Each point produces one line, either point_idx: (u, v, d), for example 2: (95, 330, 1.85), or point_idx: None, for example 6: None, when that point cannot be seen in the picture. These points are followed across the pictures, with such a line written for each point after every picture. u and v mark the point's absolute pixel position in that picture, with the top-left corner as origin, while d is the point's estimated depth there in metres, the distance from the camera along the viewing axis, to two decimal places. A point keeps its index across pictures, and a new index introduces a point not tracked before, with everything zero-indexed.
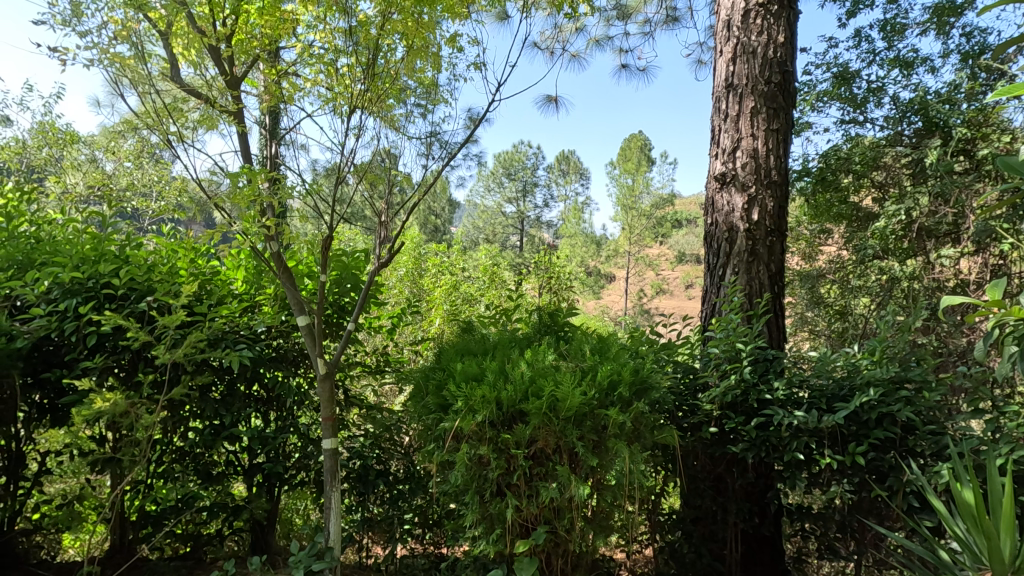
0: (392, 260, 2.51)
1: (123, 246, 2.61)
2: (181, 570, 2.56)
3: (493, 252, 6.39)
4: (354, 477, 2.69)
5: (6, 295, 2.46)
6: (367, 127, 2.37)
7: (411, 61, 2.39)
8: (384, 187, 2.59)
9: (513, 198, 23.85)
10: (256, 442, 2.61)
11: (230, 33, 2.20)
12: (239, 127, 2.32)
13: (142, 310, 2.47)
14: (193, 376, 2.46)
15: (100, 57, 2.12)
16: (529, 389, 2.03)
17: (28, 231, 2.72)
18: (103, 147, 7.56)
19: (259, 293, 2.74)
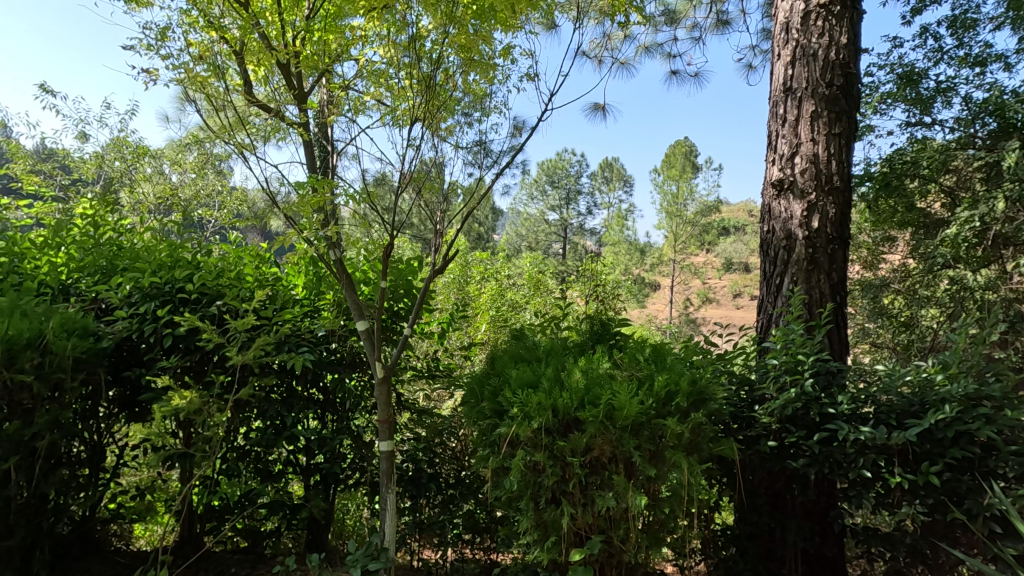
0: (447, 267, 2.57)
1: (195, 253, 2.80)
2: (243, 565, 2.67)
3: (538, 259, 6.42)
4: (407, 479, 2.74)
5: (93, 299, 2.66)
6: (423, 138, 2.43)
7: (467, 72, 2.44)
8: (437, 197, 2.65)
9: (556, 206, 23.85)
10: (315, 443, 2.71)
11: (297, 50, 2.30)
12: (305, 139, 2.44)
13: (213, 313, 2.62)
14: (259, 377, 2.58)
15: (180, 78, 2.27)
16: (585, 397, 2.03)
17: (113, 238, 2.94)
18: (170, 157, 8.02)
19: (319, 298, 2.85)
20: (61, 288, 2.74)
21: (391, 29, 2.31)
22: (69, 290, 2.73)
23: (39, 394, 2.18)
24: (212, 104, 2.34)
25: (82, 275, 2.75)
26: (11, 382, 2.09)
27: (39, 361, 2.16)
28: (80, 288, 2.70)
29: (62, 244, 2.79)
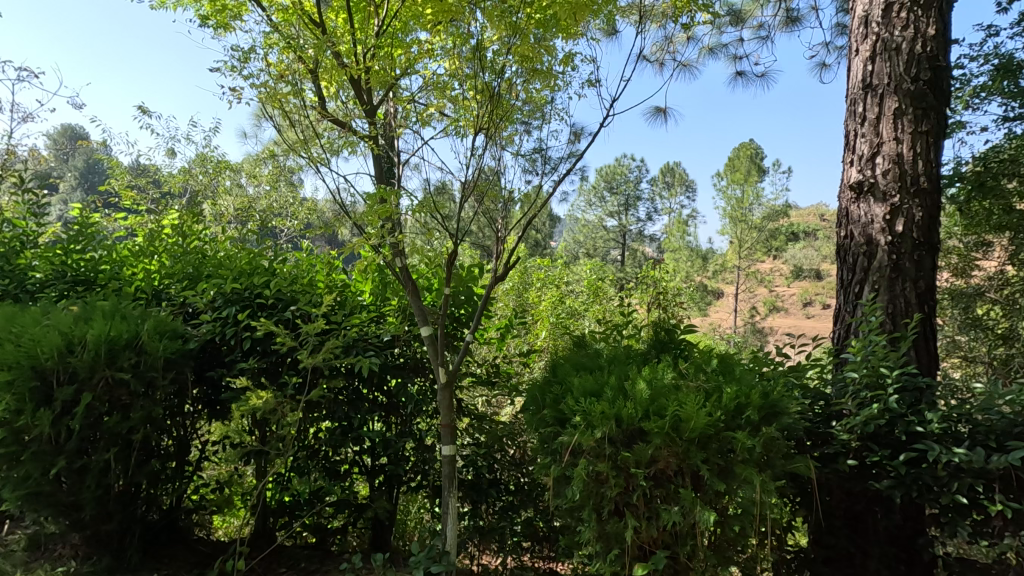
0: (508, 274, 2.59)
1: (271, 261, 2.97)
2: (312, 559, 2.79)
3: (597, 266, 6.35)
4: (467, 484, 2.78)
5: (181, 303, 2.87)
6: (485, 147, 2.47)
7: (529, 81, 2.46)
8: (499, 205, 2.68)
9: (614, 212, 23.56)
10: (380, 445, 2.78)
11: (366, 66, 2.40)
12: (374, 151, 2.53)
13: (287, 318, 2.76)
14: (329, 379, 2.69)
15: (260, 97, 2.42)
16: (649, 408, 1.99)
17: (198, 247, 3.16)
18: (246, 170, 8.50)
19: (385, 304, 2.94)
20: (154, 293, 2.97)
21: (455, 42, 2.36)
22: (160, 296, 2.96)
23: (134, 391, 2.38)
24: (288, 120, 2.48)
25: (171, 281, 2.97)
26: (111, 379, 2.32)
27: (135, 360, 2.37)
28: (170, 293, 2.92)
29: (155, 253, 3.03)
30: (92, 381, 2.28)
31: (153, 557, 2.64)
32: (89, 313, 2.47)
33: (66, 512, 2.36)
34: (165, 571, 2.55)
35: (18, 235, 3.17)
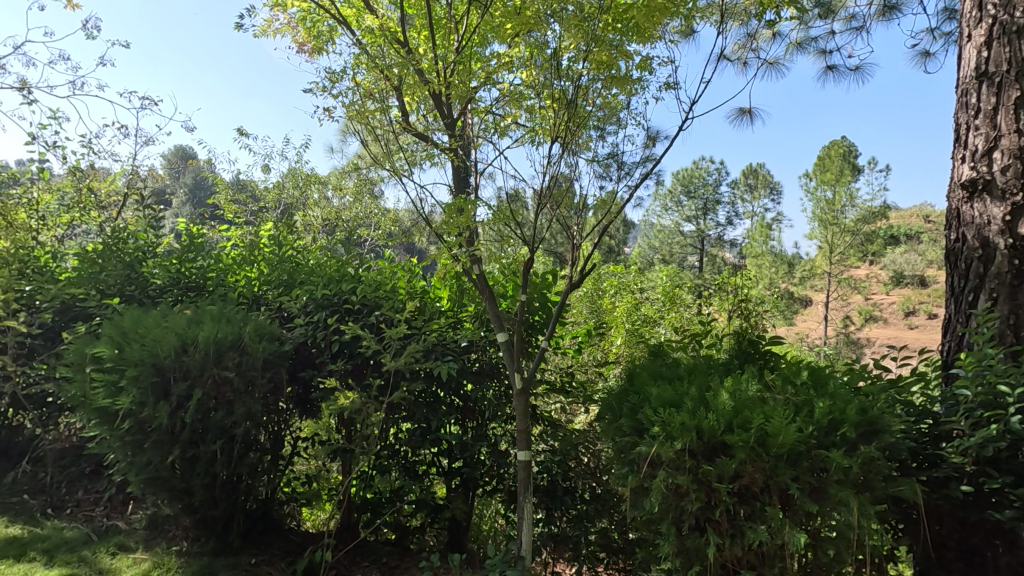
0: (583, 281, 2.58)
1: (358, 269, 3.14)
2: (393, 556, 2.91)
3: (674, 273, 6.17)
4: (543, 491, 2.78)
5: (278, 308, 3.10)
6: (560, 155, 2.49)
7: (606, 87, 2.45)
8: (574, 212, 2.68)
9: (691, 217, 22.81)
10: (457, 447, 2.86)
11: (447, 81, 2.50)
12: (453, 161, 2.62)
13: (372, 322, 2.90)
14: (410, 382, 2.80)
15: (349, 114, 2.58)
16: (733, 420, 1.91)
17: (293, 255, 3.40)
18: (332, 183, 9.02)
19: (462, 310, 3.02)
20: (254, 299, 3.23)
21: (531, 52, 2.41)
22: (259, 301, 3.21)
23: (237, 389, 2.60)
24: (374, 135, 2.62)
25: (269, 288, 3.22)
26: (218, 377, 2.56)
27: (238, 360, 2.59)
28: (268, 298, 3.16)
29: (255, 262, 3.31)
30: (202, 377, 2.54)
31: (252, 544, 2.85)
32: (200, 316, 2.73)
33: (180, 497, 2.60)
34: (262, 558, 2.75)
35: (141, 246, 3.54)
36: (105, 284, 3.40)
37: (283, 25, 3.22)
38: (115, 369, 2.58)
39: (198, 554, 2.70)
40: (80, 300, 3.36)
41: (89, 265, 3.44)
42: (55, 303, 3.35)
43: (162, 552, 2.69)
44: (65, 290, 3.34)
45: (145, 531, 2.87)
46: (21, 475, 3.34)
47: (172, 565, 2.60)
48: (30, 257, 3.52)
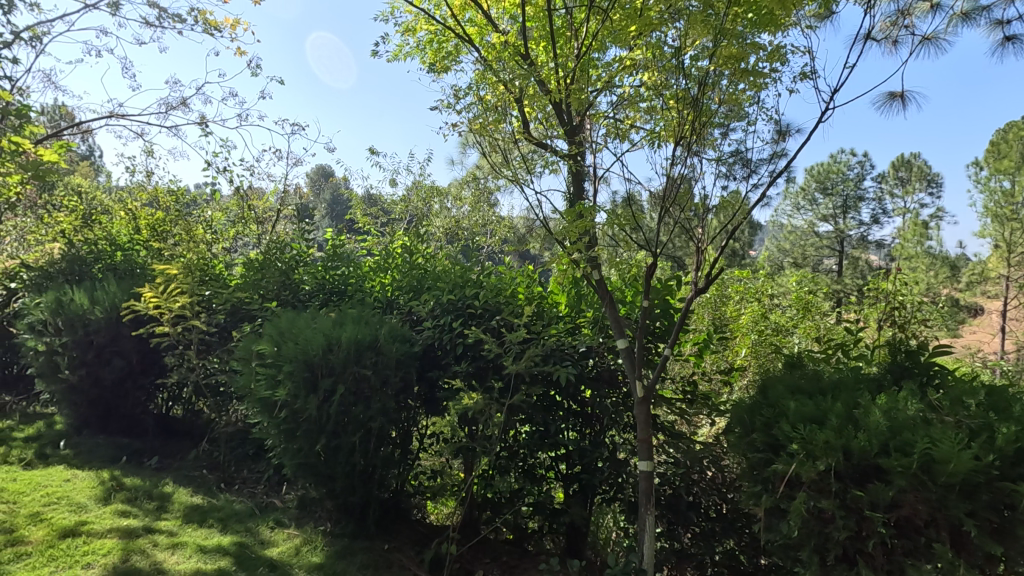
0: (710, 287, 2.44)
1: (480, 275, 3.28)
2: (512, 555, 2.98)
3: (810, 276, 5.65)
4: (665, 504, 2.69)
5: (408, 311, 3.33)
6: (683, 156, 2.40)
7: (733, 82, 2.32)
8: (699, 215, 2.55)
9: (828, 215, 20.74)
10: (576, 453, 2.85)
11: (567, 89, 2.53)
12: (573, 167, 2.63)
13: (493, 326, 3.01)
14: (530, 385, 2.85)
15: (473, 127, 2.72)
16: (889, 443, 1.71)
17: (420, 262, 3.64)
18: (451, 194, 9.49)
19: (580, 315, 3.02)
20: (387, 303, 3.50)
21: (652, 52, 2.36)
22: (392, 305, 3.47)
23: (374, 386, 2.83)
24: (495, 146, 2.72)
25: (399, 292, 3.47)
26: (358, 374, 2.81)
27: (374, 359, 2.84)
28: (400, 303, 3.41)
29: (389, 269, 3.61)
30: (345, 374, 2.80)
31: (385, 531, 3.07)
32: (343, 318, 3.02)
33: (324, 482, 2.88)
34: (394, 544, 2.96)
35: (294, 255, 4.00)
36: (266, 290, 3.89)
37: (413, 49, 3.49)
38: (275, 364, 2.94)
39: (339, 535, 2.97)
40: (246, 303, 3.87)
41: (253, 272, 3.95)
42: (227, 305, 3.89)
43: (311, 530, 3.00)
44: (234, 294, 3.86)
45: (296, 510, 3.21)
46: (201, 452, 3.92)
47: (318, 543, 2.88)
48: (209, 266, 4.12)
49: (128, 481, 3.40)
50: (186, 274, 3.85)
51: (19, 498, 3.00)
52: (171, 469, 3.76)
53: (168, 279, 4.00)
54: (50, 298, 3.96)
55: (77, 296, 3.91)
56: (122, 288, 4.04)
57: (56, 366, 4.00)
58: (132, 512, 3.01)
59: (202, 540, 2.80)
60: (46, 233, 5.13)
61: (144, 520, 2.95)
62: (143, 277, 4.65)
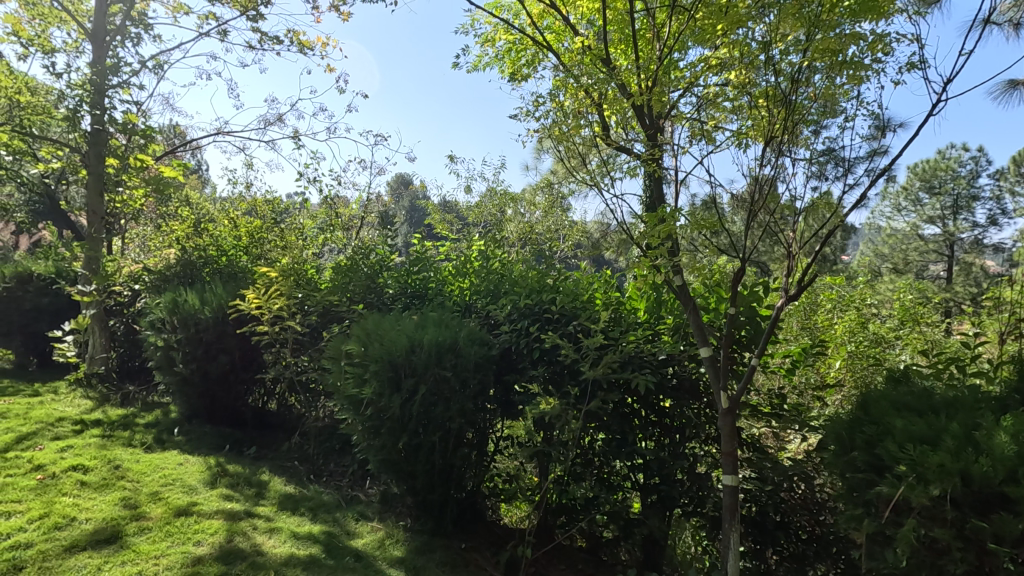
0: (803, 294, 2.29)
1: (556, 279, 3.29)
2: (588, 564, 2.94)
3: (915, 283, 5.17)
4: (750, 522, 2.58)
5: (486, 315, 3.39)
6: (772, 156, 2.28)
7: (830, 76, 2.18)
8: (792, 217, 2.41)
9: (936, 217, 18.93)
10: (655, 464, 2.78)
11: (648, 91, 2.49)
12: (655, 172, 2.58)
13: (570, 332, 3.00)
14: (608, 392, 2.82)
15: (552, 134, 2.74)
16: (1017, 470, 1.54)
17: (498, 267, 3.70)
18: (524, 199, 9.55)
19: (660, 322, 2.95)
20: (466, 306, 3.59)
21: (740, 49, 2.27)
22: (470, 308, 3.55)
23: (453, 387, 2.91)
24: (573, 151, 2.73)
25: (478, 296, 3.55)
26: (439, 375, 2.90)
27: (454, 361, 2.92)
28: (478, 307, 3.49)
29: (468, 273, 3.70)
30: (426, 375, 2.89)
31: (462, 530, 3.13)
32: (424, 321, 3.13)
33: (405, 479, 2.98)
34: (471, 544, 3.02)
35: (378, 260, 4.20)
36: (353, 293, 4.10)
37: (492, 58, 3.58)
38: (361, 363, 3.09)
39: (419, 532, 3.06)
40: (334, 306, 4.10)
41: (341, 276, 4.18)
42: (318, 308, 4.14)
43: (393, 525, 3.12)
44: (325, 297, 4.11)
45: (379, 504, 3.36)
46: (293, 445, 4.18)
47: (400, 537, 3.00)
48: (302, 270, 4.41)
49: (230, 468, 3.69)
50: (283, 277, 4.15)
51: (141, 478, 3.34)
52: (267, 459, 4.04)
53: (267, 283, 4.32)
54: (167, 298, 4.36)
55: (189, 297, 4.30)
56: (227, 290, 4.40)
57: (172, 360, 4.40)
58: (234, 497, 3.26)
59: (295, 527, 2.99)
60: (162, 240, 5.64)
61: (244, 504, 3.19)
62: (245, 281, 5.04)
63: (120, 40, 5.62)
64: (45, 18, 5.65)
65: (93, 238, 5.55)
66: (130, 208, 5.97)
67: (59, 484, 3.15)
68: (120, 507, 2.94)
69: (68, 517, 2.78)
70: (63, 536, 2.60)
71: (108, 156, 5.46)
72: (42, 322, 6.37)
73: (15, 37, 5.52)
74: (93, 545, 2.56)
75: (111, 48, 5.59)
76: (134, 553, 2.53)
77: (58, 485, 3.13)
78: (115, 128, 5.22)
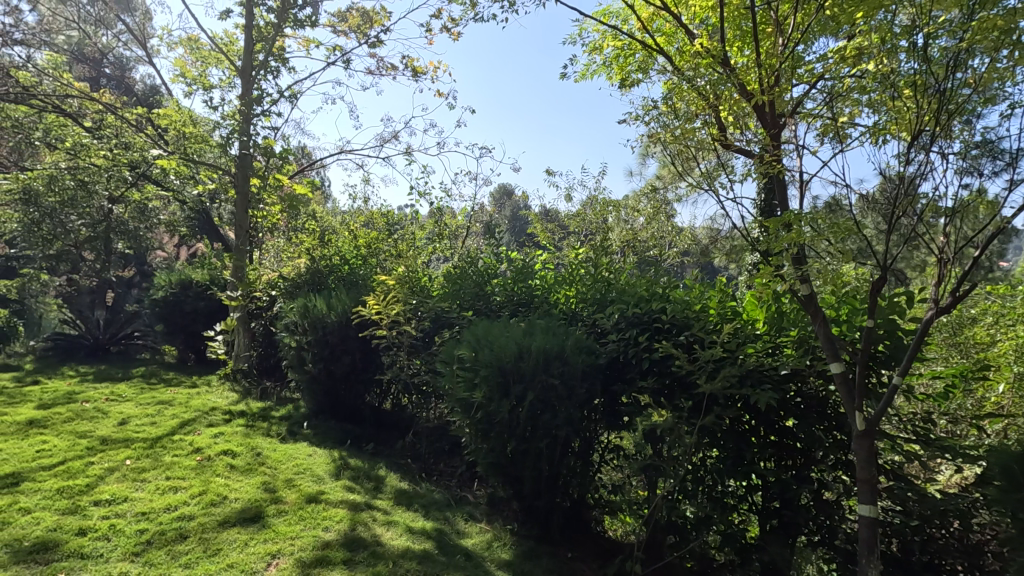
0: (959, 307, 2.02)
1: (667, 288, 3.20)
2: None
3: None
4: (892, 560, 2.31)
5: (592, 324, 3.38)
6: (918, 152, 2.05)
7: (993, 58, 1.92)
8: (941, 221, 2.14)
9: None
10: (776, 486, 2.59)
11: (770, 88, 2.36)
12: (778, 174, 2.42)
13: (682, 342, 2.90)
14: (724, 407, 2.67)
15: (663, 140, 2.68)
16: None
17: (604, 275, 3.67)
18: (627, 205, 9.35)
19: (782, 335, 2.74)
20: (573, 314, 3.60)
21: (880, 36, 2.08)
22: (577, 317, 3.55)
23: (561, 395, 2.93)
24: (686, 156, 2.64)
25: (584, 305, 3.54)
26: (546, 382, 2.94)
27: (562, 369, 2.94)
28: (584, 315, 3.48)
29: (575, 281, 3.70)
30: (534, 382, 2.94)
31: (568, 539, 3.11)
32: (532, 328, 3.17)
33: (513, 484, 3.04)
34: (578, 554, 3.00)
35: (486, 268, 4.34)
36: (463, 300, 4.26)
37: (599, 66, 3.58)
38: (472, 368, 3.20)
39: (526, 537, 3.10)
40: (446, 312, 4.28)
41: (452, 284, 4.36)
42: (431, 313, 4.34)
43: (500, 528, 3.19)
44: (437, 303, 4.32)
45: (487, 506, 3.45)
46: (407, 443, 4.43)
47: (507, 540, 3.05)
48: (416, 278, 4.66)
49: (353, 462, 3.99)
50: (399, 285, 4.42)
51: (278, 465, 3.71)
52: (383, 455, 4.31)
53: (385, 289, 4.62)
54: (300, 303, 4.81)
55: (319, 302, 4.71)
56: (350, 297, 4.77)
57: (302, 359, 4.84)
58: (356, 489, 3.52)
59: (410, 521, 3.16)
60: (294, 251, 6.23)
61: (365, 496, 3.42)
62: (365, 287, 5.44)
63: (263, 73, 6.34)
64: (205, 59, 6.52)
65: (240, 250, 6.27)
66: (269, 222, 6.68)
67: (213, 465, 3.59)
68: (262, 490, 3.28)
69: (221, 495, 3.15)
70: (218, 512, 2.95)
71: (252, 175, 6.19)
72: (199, 323, 7.31)
73: (182, 78, 6.43)
74: (241, 522, 2.88)
75: (256, 81, 6.33)
76: (274, 532, 2.81)
77: (212, 467, 3.56)
78: (258, 152, 5.88)
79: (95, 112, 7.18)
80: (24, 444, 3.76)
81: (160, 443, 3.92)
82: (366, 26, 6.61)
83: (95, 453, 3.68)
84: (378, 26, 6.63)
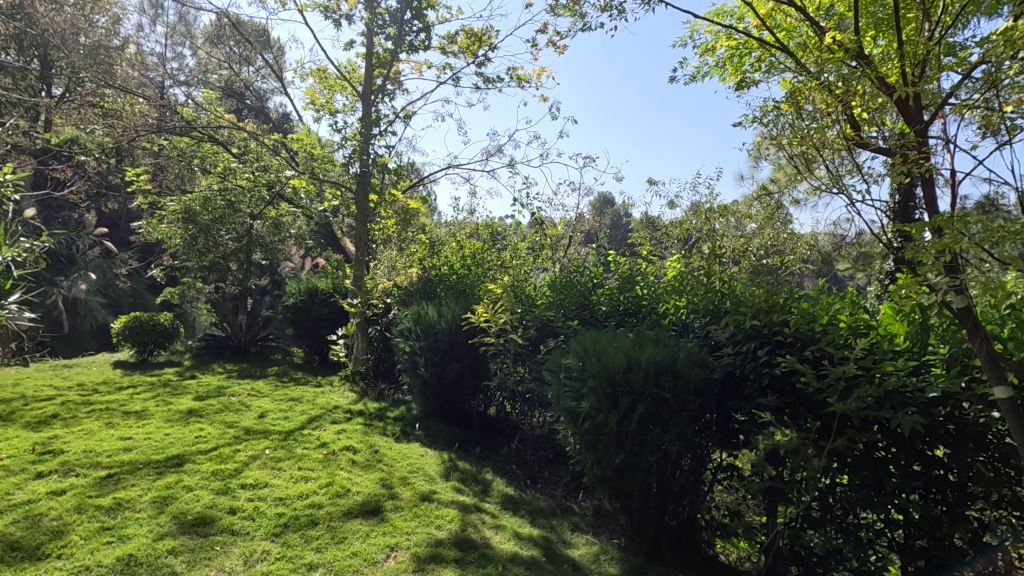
0: None
1: (789, 299, 2.99)
2: None
3: None
4: None
5: (705, 336, 3.24)
6: None
7: None
8: None
9: None
10: (922, 522, 2.31)
11: (915, 80, 2.14)
12: (924, 173, 2.18)
13: (808, 358, 2.69)
14: (858, 430, 2.44)
15: (786, 142, 2.52)
16: None
17: (717, 285, 3.50)
18: (738, 211, 8.83)
19: (931, 352, 2.44)
20: (683, 325, 3.47)
21: None
22: (688, 328, 3.41)
23: (672, 409, 2.84)
24: (813, 157, 2.46)
25: (696, 316, 3.40)
26: (657, 396, 2.85)
27: (674, 382, 2.84)
28: (696, 327, 3.34)
29: (686, 291, 3.57)
30: (644, 395, 2.88)
31: (678, 559, 2.99)
32: (642, 339, 3.10)
33: (621, 497, 2.98)
34: None
35: (591, 277, 4.31)
36: (568, 310, 4.26)
37: (713, 67, 3.44)
38: (579, 377, 3.19)
39: (634, 552, 3.03)
40: (551, 321, 4.31)
41: (558, 294, 4.39)
42: (536, 322, 4.39)
43: (607, 541, 3.15)
44: (542, 312, 4.36)
45: (593, 519, 3.41)
46: (512, 450, 4.50)
47: (615, 555, 2.99)
48: (521, 287, 4.75)
49: (461, 464, 4.13)
50: (506, 293, 4.53)
51: (394, 464, 3.94)
52: (490, 460, 4.42)
53: (492, 298, 4.75)
54: (413, 311, 5.08)
55: (430, 310, 4.95)
56: (459, 305, 4.96)
57: (415, 364, 5.12)
58: (465, 491, 3.64)
59: (517, 527, 3.20)
60: (406, 262, 6.60)
61: (474, 499, 3.53)
62: (471, 296, 5.63)
63: (382, 96, 6.82)
64: (332, 87, 7.15)
65: (359, 260, 6.76)
66: (385, 235, 7.14)
67: (337, 459, 3.89)
68: (380, 486, 3.50)
69: (345, 488, 3.41)
70: (342, 503, 3.19)
71: (370, 191, 6.67)
72: (323, 328, 7.97)
73: (312, 105, 7.09)
74: (363, 515, 3.09)
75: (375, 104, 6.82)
76: (392, 527, 2.98)
77: (337, 461, 3.86)
78: (376, 169, 6.32)
79: (241, 139, 8.13)
80: (186, 430, 4.32)
81: (293, 436, 4.32)
82: (474, 45, 6.89)
83: (241, 442, 4.14)
84: (485, 44, 6.89)
